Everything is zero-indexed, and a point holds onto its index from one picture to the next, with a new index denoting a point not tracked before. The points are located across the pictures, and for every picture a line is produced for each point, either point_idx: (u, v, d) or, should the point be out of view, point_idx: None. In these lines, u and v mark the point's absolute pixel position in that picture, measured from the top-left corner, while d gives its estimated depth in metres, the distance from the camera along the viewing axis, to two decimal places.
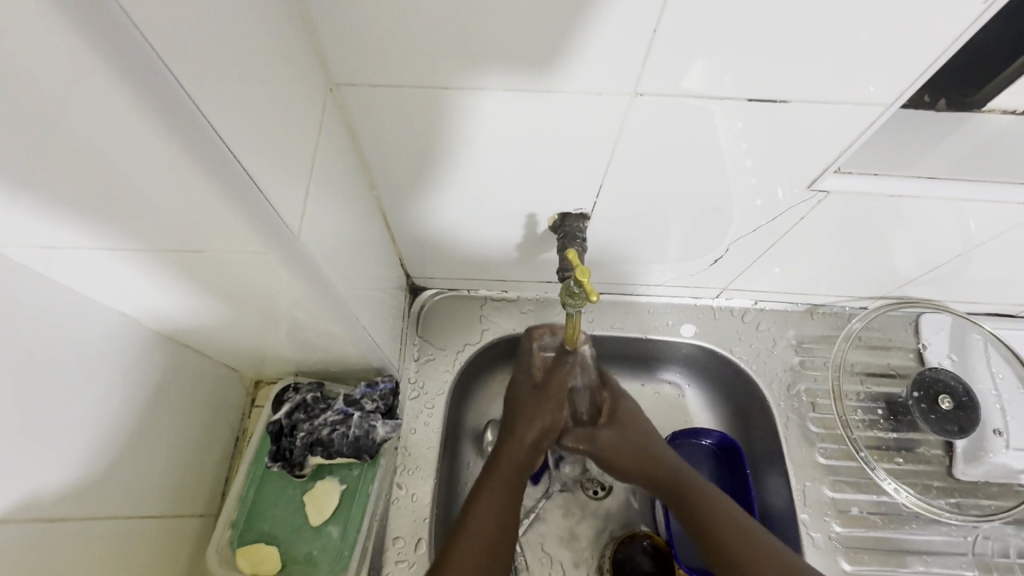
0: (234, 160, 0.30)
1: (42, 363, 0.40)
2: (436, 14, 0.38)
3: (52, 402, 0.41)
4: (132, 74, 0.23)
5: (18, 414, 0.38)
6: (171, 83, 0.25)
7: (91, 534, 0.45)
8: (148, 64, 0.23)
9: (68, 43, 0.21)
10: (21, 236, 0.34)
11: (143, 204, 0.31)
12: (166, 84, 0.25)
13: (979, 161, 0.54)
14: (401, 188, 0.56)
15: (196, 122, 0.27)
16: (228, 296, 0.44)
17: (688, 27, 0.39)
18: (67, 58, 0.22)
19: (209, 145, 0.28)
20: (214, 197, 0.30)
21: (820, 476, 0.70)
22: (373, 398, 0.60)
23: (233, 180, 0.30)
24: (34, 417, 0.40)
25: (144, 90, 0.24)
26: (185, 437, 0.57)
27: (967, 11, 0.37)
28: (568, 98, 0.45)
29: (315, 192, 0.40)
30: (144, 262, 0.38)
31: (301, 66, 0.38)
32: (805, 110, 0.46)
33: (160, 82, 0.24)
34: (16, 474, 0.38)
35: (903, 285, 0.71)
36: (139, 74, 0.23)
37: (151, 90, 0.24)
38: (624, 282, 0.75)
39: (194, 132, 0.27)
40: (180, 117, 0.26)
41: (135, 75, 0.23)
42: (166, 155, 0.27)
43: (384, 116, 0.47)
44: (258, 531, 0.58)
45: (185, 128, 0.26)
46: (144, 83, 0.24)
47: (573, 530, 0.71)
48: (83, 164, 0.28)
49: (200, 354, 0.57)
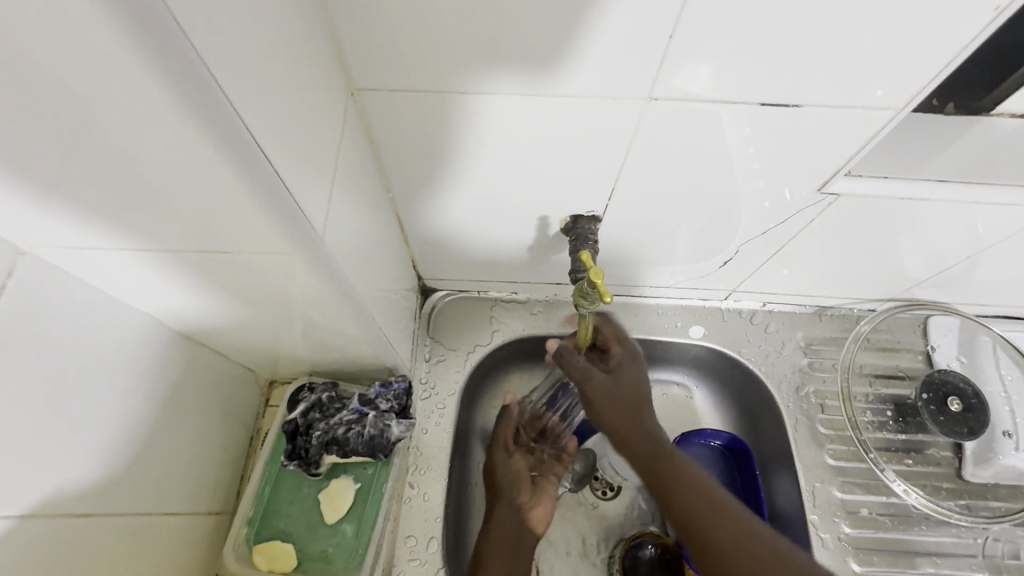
0: (267, 165, 0.30)
1: (68, 361, 0.41)
2: (455, 20, 0.39)
3: (77, 399, 0.42)
4: (179, 80, 0.24)
5: (45, 410, 0.39)
6: (215, 90, 0.26)
7: (113, 528, 0.46)
8: (195, 72, 0.24)
9: (121, 50, 0.22)
10: (53, 236, 0.35)
11: (176, 206, 0.32)
12: (210, 91, 0.25)
13: (988, 165, 0.55)
14: (415, 191, 0.57)
15: (236, 127, 0.28)
16: (249, 296, 0.45)
17: (703, 32, 0.39)
18: (119, 63, 0.23)
19: (245, 150, 0.29)
20: (245, 198, 0.31)
21: (829, 477, 0.70)
22: (387, 398, 0.61)
23: (265, 184, 0.31)
24: (60, 414, 0.41)
25: (189, 95, 0.25)
26: (203, 436, 0.58)
27: (980, 16, 0.37)
28: (583, 102, 0.46)
29: (336, 194, 0.41)
30: (170, 262, 0.39)
31: (324, 71, 0.39)
32: (817, 113, 0.46)
33: (205, 88, 0.25)
34: (43, 469, 0.39)
35: (912, 287, 0.71)
36: (185, 81, 0.24)
37: (196, 95, 0.25)
38: (633, 284, 0.75)
39: (232, 136, 0.28)
40: (219, 122, 0.27)
41: (181, 81, 0.24)
42: (205, 158, 0.28)
43: (402, 120, 0.48)
44: (274, 529, 0.59)
45: (224, 133, 0.27)
46: (190, 89, 0.25)
47: (583, 530, 0.72)
48: (121, 166, 0.28)
49: (217, 354, 0.58)
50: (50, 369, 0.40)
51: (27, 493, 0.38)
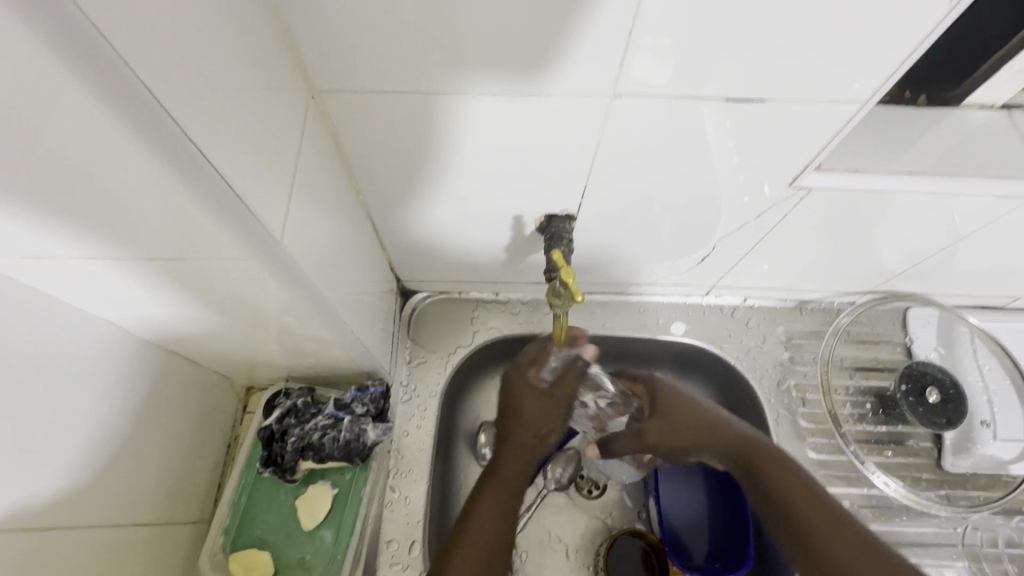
0: (211, 168, 0.30)
1: (27, 375, 0.40)
2: (418, 19, 0.39)
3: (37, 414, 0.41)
4: (99, 78, 0.23)
5: (7, 424, 0.38)
6: (140, 88, 0.25)
7: (80, 544, 0.45)
8: (114, 69, 0.23)
9: (31, 50, 0.21)
10: (2, 249, 0.34)
11: (125, 213, 0.31)
12: (135, 89, 0.24)
13: (957, 156, 0.56)
14: (387, 192, 0.57)
15: (170, 128, 0.27)
16: (215, 303, 0.44)
17: (663, 26, 0.39)
18: (33, 64, 0.22)
19: (185, 154, 0.28)
20: (195, 205, 0.30)
21: (810, 470, 0.71)
22: (364, 402, 0.60)
23: (212, 189, 0.30)
24: (19, 430, 0.40)
25: (111, 93, 0.24)
26: (176, 445, 0.57)
27: (936, 8, 0.38)
28: (549, 101, 0.45)
29: (297, 198, 0.40)
30: (129, 271, 0.38)
31: (281, 74, 0.39)
32: (785, 110, 0.47)
33: (131, 87, 0.24)
34: (4, 483, 0.38)
35: (889, 279, 0.71)
36: (107, 80, 0.23)
37: (119, 95, 0.24)
38: (614, 282, 0.75)
39: (166, 136, 0.27)
40: (150, 121, 0.26)
41: (101, 81, 0.23)
42: (142, 163, 0.27)
43: (368, 121, 0.48)
44: (251, 537, 0.58)
45: (160, 136, 0.26)
46: (112, 87, 0.24)
47: (566, 530, 0.72)
48: (63, 175, 0.28)
49: (189, 362, 0.57)
50: (8, 382, 0.39)
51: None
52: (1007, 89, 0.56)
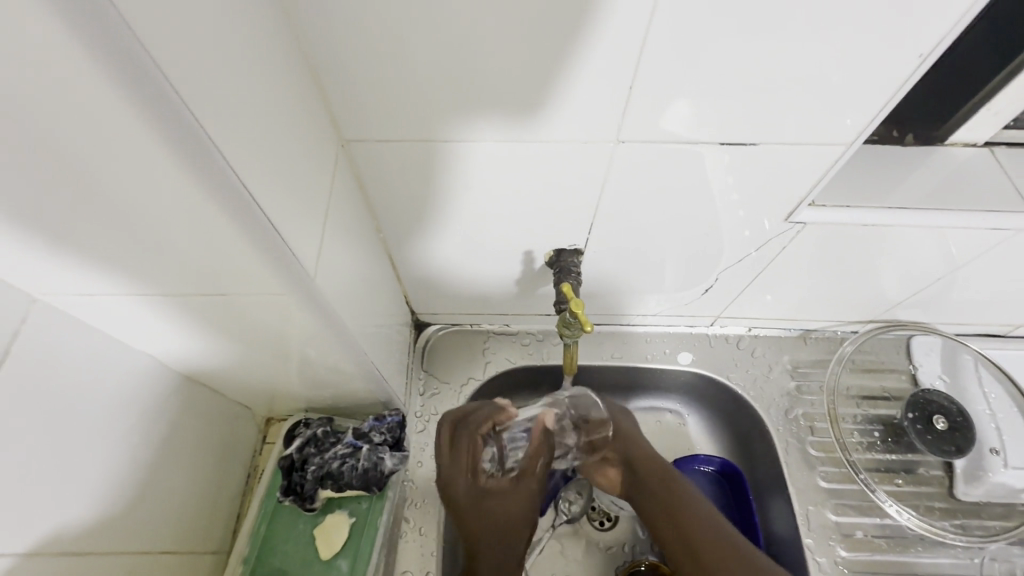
0: (259, 210, 0.33)
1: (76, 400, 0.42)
2: (437, 77, 0.43)
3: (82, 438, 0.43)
4: (169, 126, 0.26)
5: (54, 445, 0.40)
6: (203, 138, 0.28)
7: (108, 568, 0.45)
8: (184, 121, 0.27)
9: (112, 94, 0.24)
10: (69, 284, 0.37)
11: (185, 250, 0.34)
12: (201, 141, 0.28)
13: (944, 191, 0.59)
14: (404, 231, 0.60)
15: (226, 176, 0.30)
16: (249, 336, 0.47)
17: (662, 80, 0.43)
18: (114, 111, 0.25)
19: (238, 197, 0.31)
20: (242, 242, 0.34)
21: (822, 500, 0.71)
22: (382, 431, 0.61)
23: (258, 230, 0.33)
24: (65, 455, 0.41)
25: (173, 135, 0.27)
26: (201, 474, 0.58)
27: (906, 61, 0.42)
28: (557, 145, 0.49)
29: (329, 237, 0.44)
30: (173, 304, 0.41)
31: (315, 125, 0.43)
32: (777, 152, 0.50)
33: (193, 133, 0.27)
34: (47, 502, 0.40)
35: (891, 308, 0.73)
36: (182, 135, 0.27)
37: (180, 134, 0.27)
38: (620, 313, 0.77)
39: (220, 179, 0.30)
40: (211, 168, 0.29)
41: (171, 130, 0.27)
42: (203, 206, 0.31)
43: (392, 165, 0.52)
44: (269, 566, 0.58)
45: (219, 182, 0.30)
46: (182, 137, 0.27)
47: (579, 560, 0.72)
48: (137, 216, 0.31)
49: (217, 393, 0.59)
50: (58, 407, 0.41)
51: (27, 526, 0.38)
52: (988, 128, 0.60)
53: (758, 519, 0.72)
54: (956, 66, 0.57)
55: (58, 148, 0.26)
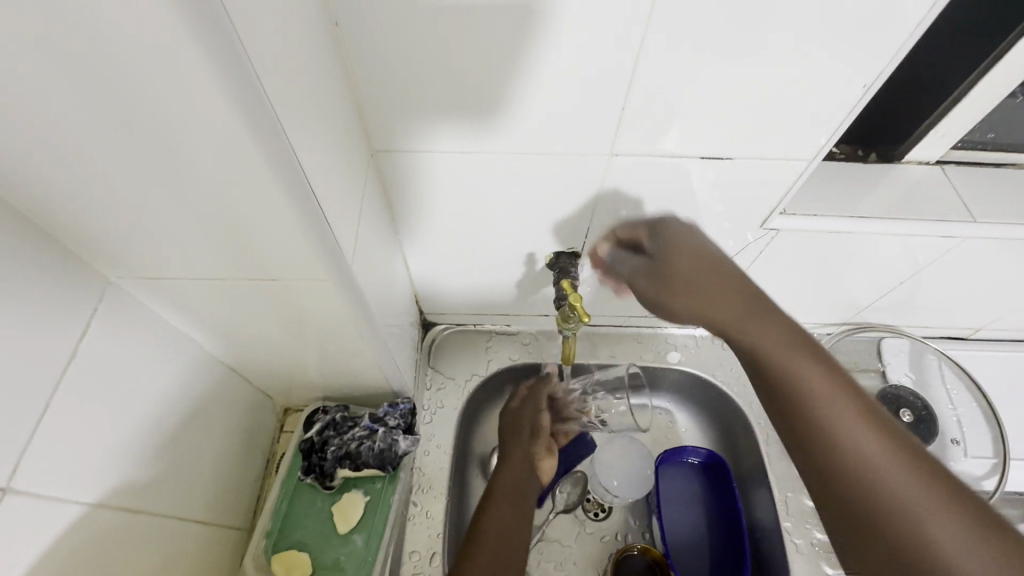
0: (319, 209, 0.39)
1: (137, 373, 0.47)
2: (459, 95, 0.50)
3: (139, 406, 0.48)
4: (266, 138, 0.32)
5: (118, 411, 0.45)
6: (287, 149, 0.34)
7: (156, 530, 0.50)
8: (275, 133, 0.33)
9: (222, 107, 0.30)
10: (143, 266, 0.43)
11: (251, 240, 0.39)
12: (286, 150, 0.34)
13: (902, 202, 0.66)
14: (419, 234, 0.66)
15: (301, 181, 0.36)
16: (285, 324, 0.52)
17: (651, 101, 0.50)
18: (228, 124, 0.31)
19: (307, 200, 0.37)
20: (305, 240, 0.39)
21: (800, 487, 0.76)
22: (396, 415, 0.67)
23: (319, 226, 0.39)
24: (127, 420, 0.46)
25: (268, 144, 0.33)
26: (228, 454, 0.62)
27: (853, 89, 0.50)
28: (561, 157, 0.56)
29: (361, 233, 0.49)
30: (227, 289, 0.46)
31: (352, 135, 0.49)
32: (753, 165, 0.57)
33: (280, 144, 0.34)
34: (117, 462, 0.45)
35: (860, 311, 0.80)
36: (274, 145, 0.33)
37: (272, 144, 0.33)
38: (612, 314, 0.83)
39: (297, 184, 0.36)
40: (292, 174, 0.35)
41: (268, 140, 0.33)
42: (282, 206, 0.36)
43: (413, 174, 0.58)
44: (290, 540, 0.62)
45: (295, 187, 0.36)
46: (273, 147, 0.33)
47: (574, 545, 0.77)
48: (215, 207, 0.36)
49: (244, 380, 0.64)
50: (123, 377, 0.46)
51: (103, 481, 0.44)
52: (938, 149, 0.68)
53: (741, 506, 0.77)
54: (908, 93, 0.65)
55: (167, 150, 0.32)
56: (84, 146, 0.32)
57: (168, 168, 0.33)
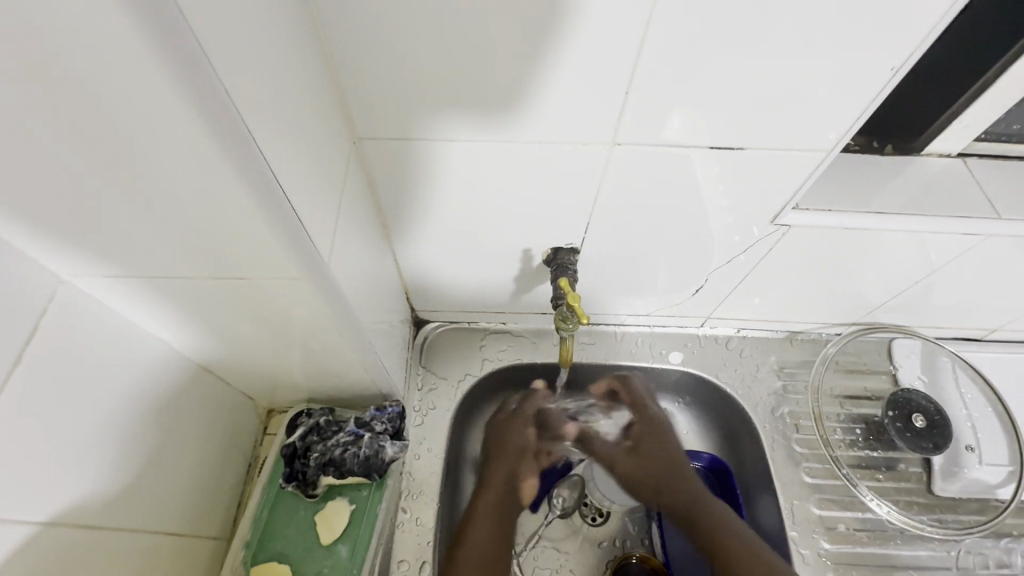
0: (289, 208, 0.35)
1: (94, 379, 0.44)
2: (447, 79, 0.46)
3: (98, 415, 0.44)
4: (223, 132, 0.29)
5: (72, 421, 0.42)
6: (250, 144, 0.31)
7: (118, 547, 0.46)
8: (234, 127, 0.29)
9: (166, 88, 0.26)
10: (97, 265, 0.39)
11: (212, 238, 0.36)
12: (248, 147, 0.30)
13: (920, 197, 0.62)
14: (408, 229, 0.62)
15: (267, 180, 0.33)
16: (259, 324, 0.48)
17: (657, 83, 0.46)
18: (176, 115, 0.27)
19: (274, 199, 0.34)
20: (271, 238, 0.35)
21: (806, 494, 0.73)
22: (383, 420, 0.63)
23: (288, 226, 0.36)
24: (83, 431, 0.43)
25: (226, 139, 0.29)
26: (204, 461, 0.59)
27: (879, 74, 0.45)
28: (557, 147, 0.52)
29: (341, 227, 0.46)
30: (193, 289, 0.42)
31: (331, 122, 0.45)
32: (765, 156, 0.53)
33: (240, 139, 0.30)
34: (74, 476, 0.42)
35: (872, 311, 0.76)
36: (233, 142, 0.29)
37: (230, 139, 0.29)
38: (612, 313, 0.80)
39: (262, 183, 0.32)
40: (255, 172, 0.31)
41: (225, 135, 0.29)
42: (246, 205, 0.33)
43: (399, 164, 0.54)
44: (271, 551, 0.59)
45: (259, 186, 0.32)
46: (232, 144, 0.29)
47: (570, 553, 0.74)
48: (169, 203, 0.33)
49: (222, 381, 0.61)
50: (79, 385, 0.42)
51: (56, 498, 0.40)
52: (960, 140, 0.64)
53: (745, 513, 0.74)
54: (930, 80, 0.61)
55: (114, 144, 0.29)
56: (12, 133, 0.28)
57: (111, 160, 0.30)
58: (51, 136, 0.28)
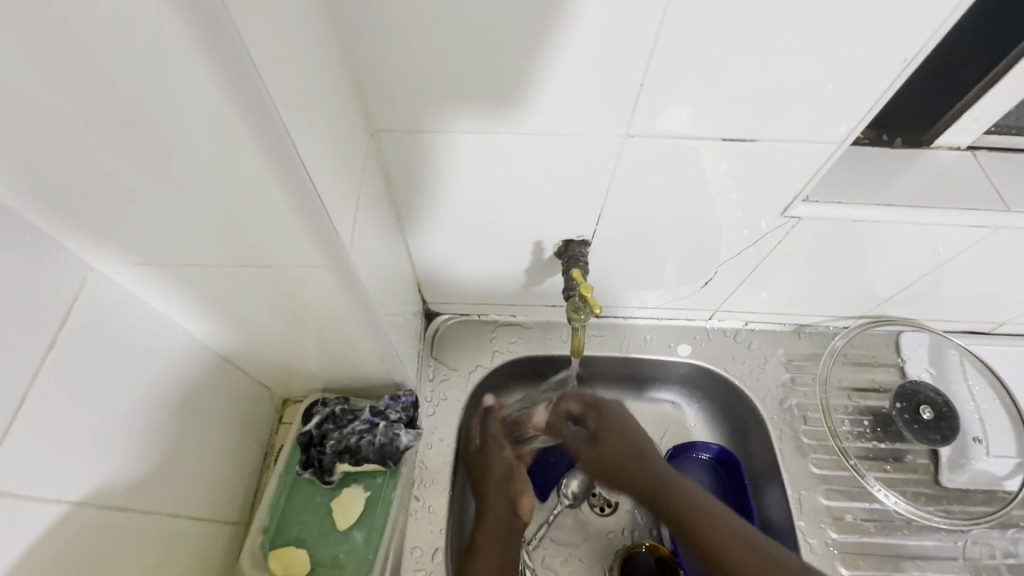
0: (316, 199, 0.36)
1: (121, 365, 0.45)
2: (463, 72, 0.46)
3: (125, 400, 0.46)
4: (258, 124, 0.30)
5: (102, 405, 0.43)
6: (283, 136, 0.32)
7: (143, 529, 0.48)
8: (269, 119, 0.30)
9: (207, 81, 0.27)
10: (128, 253, 0.40)
11: (240, 226, 0.37)
12: (281, 140, 0.32)
13: (930, 190, 0.62)
14: (421, 221, 0.63)
15: (297, 173, 0.34)
16: (279, 313, 0.49)
17: (670, 78, 0.47)
18: (215, 107, 0.28)
19: (303, 191, 0.35)
20: (297, 227, 0.36)
21: (813, 485, 0.74)
22: (397, 409, 0.64)
23: (314, 216, 0.37)
24: (111, 415, 0.44)
25: (261, 131, 0.30)
26: (223, 448, 0.60)
27: (891, 66, 0.46)
28: (570, 139, 0.53)
29: (360, 217, 0.47)
30: (217, 277, 0.43)
31: (349, 115, 0.46)
32: (776, 148, 0.54)
33: (274, 131, 0.31)
34: (102, 459, 0.43)
35: (880, 304, 0.77)
36: (267, 133, 0.31)
37: (265, 130, 0.30)
38: (620, 305, 0.80)
39: (293, 175, 0.33)
40: (286, 164, 0.33)
41: (261, 127, 0.30)
42: (276, 196, 0.34)
43: (415, 156, 0.55)
44: (288, 536, 0.61)
45: (290, 177, 0.33)
46: (266, 135, 0.31)
47: (579, 542, 0.75)
48: (200, 192, 0.34)
49: (240, 370, 0.62)
50: (108, 371, 0.44)
51: (86, 480, 0.42)
52: (970, 133, 0.64)
53: (753, 503, 0.75)
54: (941, 72, 0.61)
55: (153, 134, 0.30)
56: (54, 123, 0.29)
57: (146, 148, 0.31)
58: (92, 125, 0.29)
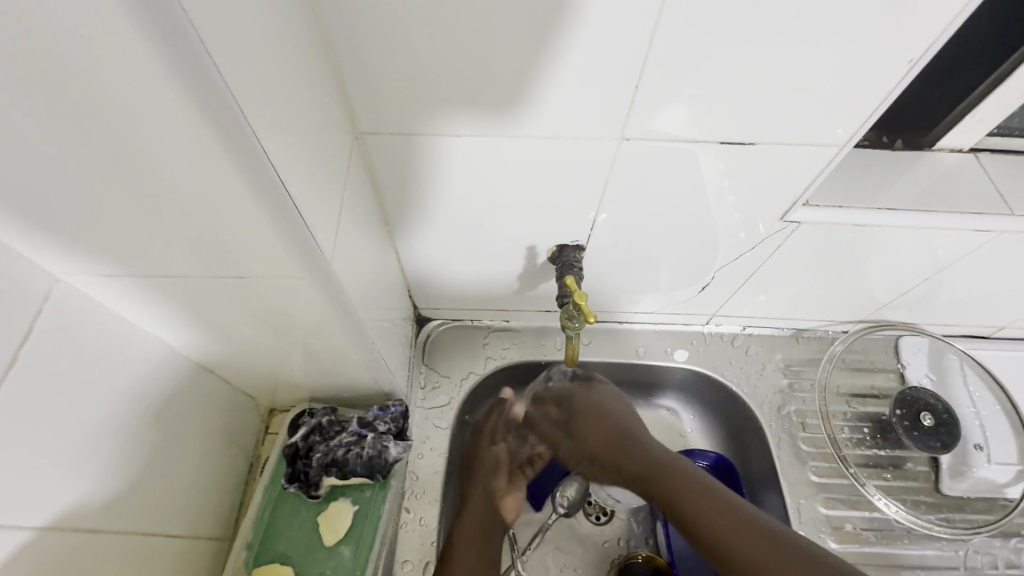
0: (296, 214, 0.35)
1: (90, 380, 0.43)
2: (450, 74, 0.45)
3: (96, 417, 0.44)
4: (230, 138, 0.28)
5: (70, 424, 0.41)
6: (259, 152, 0.30)
7: (118, 551, 0.46)
8: (243, 135, 0.29)
9: (170, 95, 0.25)
10: (94, 263, 0.38)
11: (211, 235, 0.35)
12: (256, 155, 0.30)
13: (932, 194, 0.61)
14: (411, 224, 0.61)
15: (275, 188, 0.32)
16: (259, 323, 0.47)
17: (666, 80, 0.45)
18: (182, 122, 0.27)
19: (281, 207, 0.33)
20: (273, 239, 0.35)
21: (812, 493, 0.73)
22: (385, 420, 0.63)
23: (293, 230, 0.35)
24: (81, 433, 0.42)
25: (234, 146, 0.29)
26: (205, 461, 0.58)
27: (895, 67, 0.44)
28: (563, 142, 0.51)
29: (343, 223, 0.45)
30: (191, 288, 0.41)
31: (332, 116, 0.44)
32: (776, 150, 0.52)
33: (248, 147, 0.29)
34: (72, 479, 0.41)
35: (880, 309, 0.75)
36: (240, 149, 0.29)
37: (238, 146, 0.29)
38: (616, 310, 0.79)
39: (270, 191, 0.32)
40: (263, 180, 0.31)
41: (232, 142, 0.29)
42: (252, 211, 0.32)
43: (401, 158, 0.53)
44: (273, 552, 0.59)
45: (267, 193, 0.32)
46: (239, 151, 0.29)
47: (574, 553, 0.73)
48: (168, 201, 0.32)
49: (223, 380, 0.60)
50: (76, 387, 0.41)
51: (53, 503, 0.40)
52: (973, 135, 0.63)
53: None
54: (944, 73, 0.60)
55: (114, 144, 0.28)
56: None
57: (109, 160, 0.29)
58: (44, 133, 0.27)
